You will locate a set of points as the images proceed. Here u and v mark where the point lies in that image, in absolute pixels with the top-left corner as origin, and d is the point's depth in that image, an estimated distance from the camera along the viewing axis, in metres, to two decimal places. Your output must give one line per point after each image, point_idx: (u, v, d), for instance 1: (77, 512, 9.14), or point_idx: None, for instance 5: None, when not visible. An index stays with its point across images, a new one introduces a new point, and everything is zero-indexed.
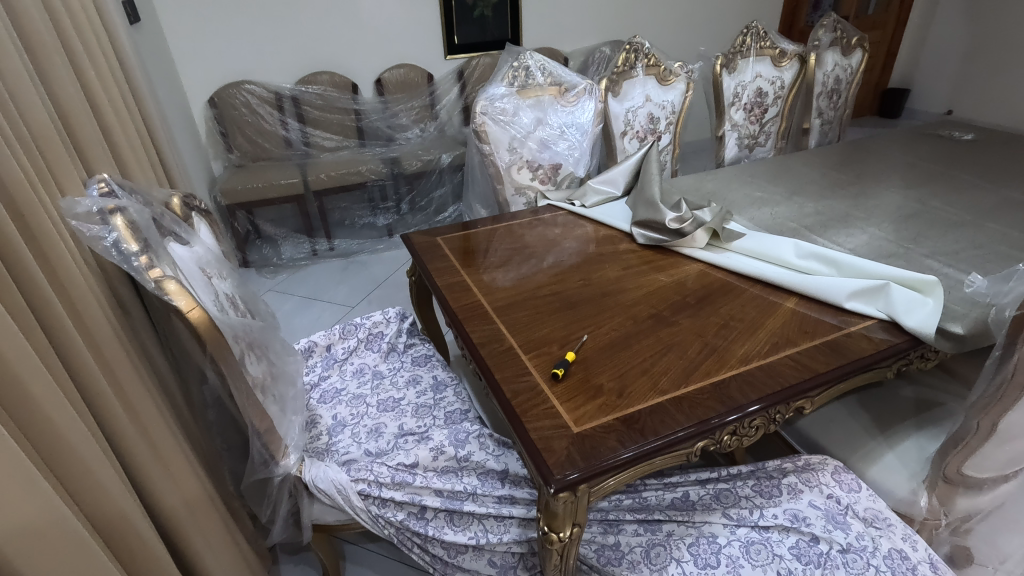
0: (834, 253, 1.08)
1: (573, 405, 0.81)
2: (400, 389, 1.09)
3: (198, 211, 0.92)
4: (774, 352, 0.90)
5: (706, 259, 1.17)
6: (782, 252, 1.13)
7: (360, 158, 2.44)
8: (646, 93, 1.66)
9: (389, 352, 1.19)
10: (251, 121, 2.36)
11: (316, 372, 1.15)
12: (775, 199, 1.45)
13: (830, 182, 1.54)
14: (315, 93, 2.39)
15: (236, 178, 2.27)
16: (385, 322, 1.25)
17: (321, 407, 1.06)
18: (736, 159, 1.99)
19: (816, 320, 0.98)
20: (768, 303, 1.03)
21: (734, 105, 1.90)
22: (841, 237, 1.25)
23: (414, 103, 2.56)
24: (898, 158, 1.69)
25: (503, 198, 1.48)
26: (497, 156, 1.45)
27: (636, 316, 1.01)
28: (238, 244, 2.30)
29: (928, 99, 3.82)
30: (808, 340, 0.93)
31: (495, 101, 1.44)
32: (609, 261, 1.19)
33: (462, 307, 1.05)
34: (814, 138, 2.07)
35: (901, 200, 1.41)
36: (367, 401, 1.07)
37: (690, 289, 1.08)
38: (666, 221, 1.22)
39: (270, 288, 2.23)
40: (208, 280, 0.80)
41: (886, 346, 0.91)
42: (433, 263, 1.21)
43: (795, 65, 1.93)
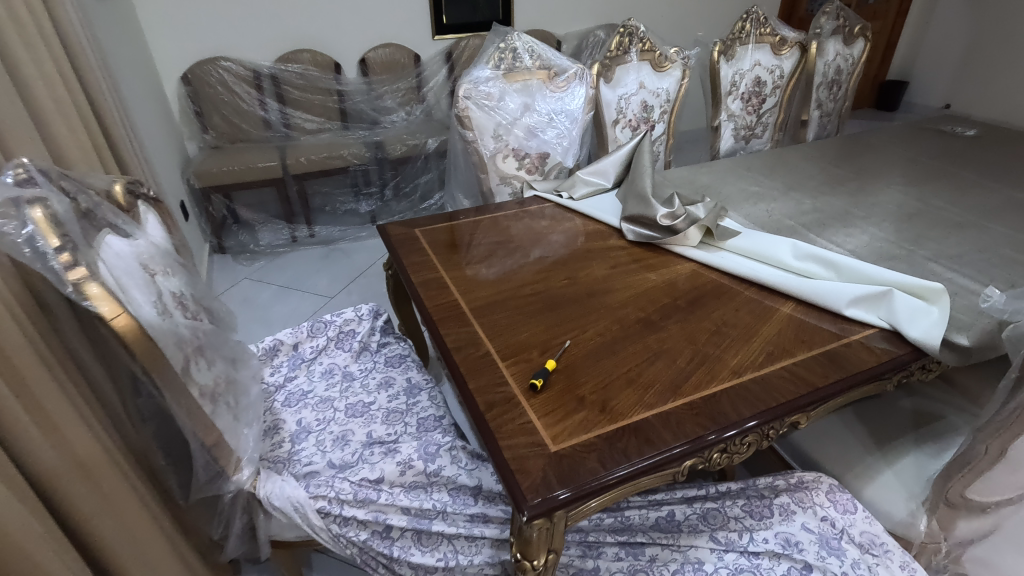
0: (834, 255, 1.02)
1: (553, 419, 0.75)
2: (371, 393, 1.03)
3: (146, 199, 0.84)
4: (769, 363, 0.84)
5: (699, 258, 1.10)
6: (779, 253, 1.06)
7: (342, 141, 2.35)
8: (640, 80, 1.58)
9: (361, 351, 1.12)
10: (227, 101, 2.25)
11: (282, 372, 1.08)
12: (772, 194, 1.38)
13: (829, 178, 1.47)
14: (295, 72, 2.28)
15: (212, 160, 2.17)
16: (357, 320, 1.16)
17: (285, 411, 1.00)
18: (731, 151, 1.93)
19: (814, 328, 0.92)
20: (764, 308, 0.97)
21: (731, 94, 1.82)
22: (840, 236, 1.19)
23: (400, 85, 2.46)
24: (899, 153, 1.62)
25: (488, 188, 1.41)
26: (481, 144, 1.37)
27: (623, 320, 0.94)
28: (213, 230, 2.22)
29: (925, 93, 3.76)
30: (806, 350, 0.87)
31: (479, 85, 1.35)
32: (597, 258, 1.12)
33: (438, 307, 0.98)
34: (812, 131, 2.00)
35: (902, 198, 1.35)
36: (335, 406, 1.00)
37: (681, 291, 1.02)
38: (658, 216, 1.15)
39: (246, 276, 2.15)
40: (151, 278, 0.72)
41: (888, 357, 0.85)
42: (410, 258, 1.13)
43: (795, 54, 1.85)
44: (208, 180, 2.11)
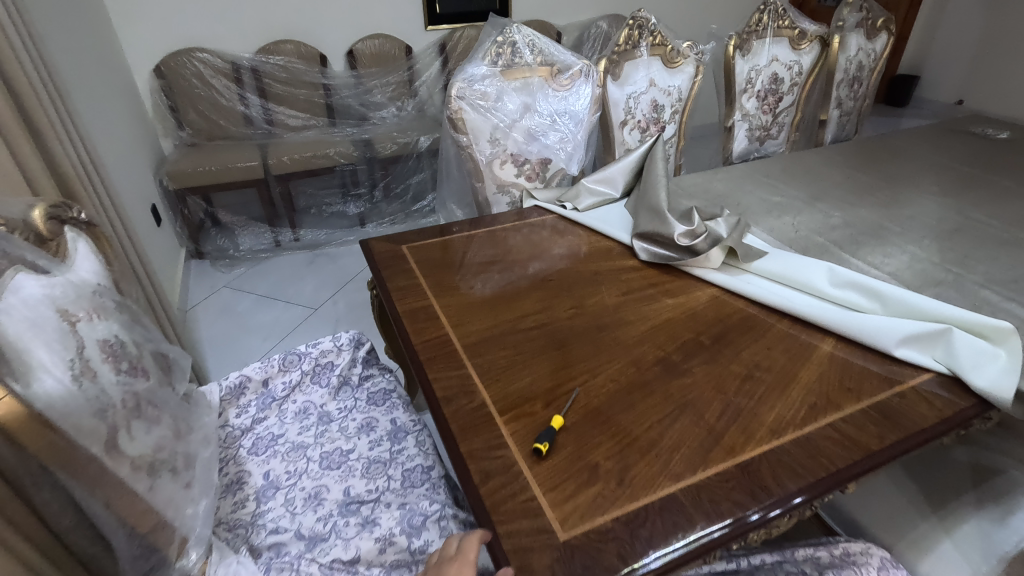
0: (878, 283, 0.89)
1: (561, 495, 0.62)
2: (350, 439, 0.91)
3: (74, 226, 0.71)
4: (812, 420, 0.72)
5: (722, 283, 0.97)
6: (814, 279, 0.94)
7: (328, 139, 2.20)
8: (650, 77, 1.45)
9: (340, 387, 1.00)
10: (204, 95, 2.10)
11: (249, 414, 0.94)
12: (797, 205, 1.25)
13: (857, 186, 1.34)
14: (277, 65, 2.13)
15: (187, 159, 2.02)
16: (336, 350, 1.03)
17: (251, 461, 0.88)
18: (745, 153, 1.80)
19: (860, 371, 0.79)
20: (800, 346, 0.84)
21: (746, 92, 1.69)
22: (877, 256, 1.06)
23: (390, 79, 2.31)
24: (930, 158, 1.49)
25: (484, 197, 1.28)
26: (477, 148, 1.24)
27: (640, 361, 0.81)
28: (191, 234, 2.08)
29: (937, 87, 3.63)
30: (855, 402, 0.74)
31: (474, 83, 1.21)
32: (607, 281, 0.99)
33: (426, 344, 0.85)
34: (830, 131, 1.87)
35: (940, 210, 1.22)
36: (309, 456, 0.88)
37: (704, 324, 0.89)
38: (676, 235, 1.02)
39: (225, 284, 2.01)
40: (70, 328, 0.58)
41: (952, 412, 0.73)
42: (396, 281, 1.00)
43: (815, 48, 1.71)
44: (183, 181, 1.96)
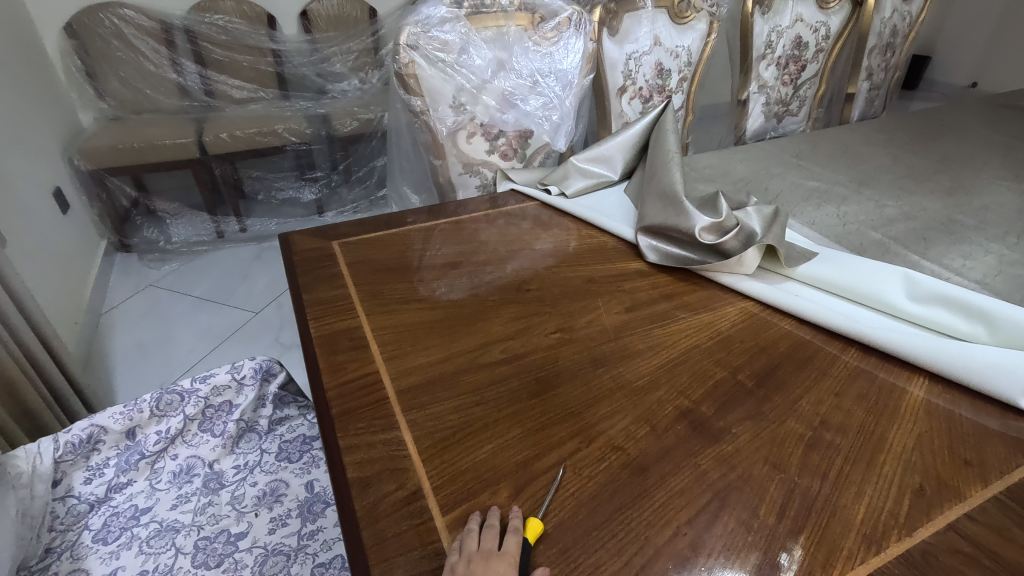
0: (980, 299, 0.64)
1: None
2: (243, 518, 0.65)
3: None
4: (923, 516, 0.47)
5: (760, 294, 0.72)
6: (887, 291, 0.69)
7: (278, 113, 1.90)
8: (654, 34, 1.18)
9: (240, 436, 0.73)
10: (126, 59, 1.79)
11: (104, 478, 0.67)
12: (839, 192, 1.00)
13: (909, 169, 1.09)
14: (215, 25, 1.84)
15: (107, 135, 1.72)
16: (235, 387, 0.75)
17: (93, 555, 0.61)
18: (760, 132, 1.54)
19: (974, 430, 0.55)
20: (881, 389, 0.59)
21: (765, 58, 1.43)
22: (955, 258, 0.81)
23: (352, 45, 1.97)
24: (988, 135, 1.25)
25: (446, 180, 1.01)
26: (435, 116, 0.97)
27: (654, 417, 0.55)
28: (113, 222, 1.79)
29: (950, 69, 3.40)
30: (979, 485, 0.49)
31: (432, 30, 0.91)
32: (606, 292, 0.73)
33: (344, 390, 0.59)
34: (858, 108, 1.62)
35: (1018, 200, 0.97)
36: (179, 547, 0.61)
37: (743, 355, 0.63)
38: (696, 230, 0.76)
39: (152, 283, 1.72)
40: None
41: None
42: (317, 292, 0.74)
43: (846, 8, 1.45)
44: (99, 160, 1.67)
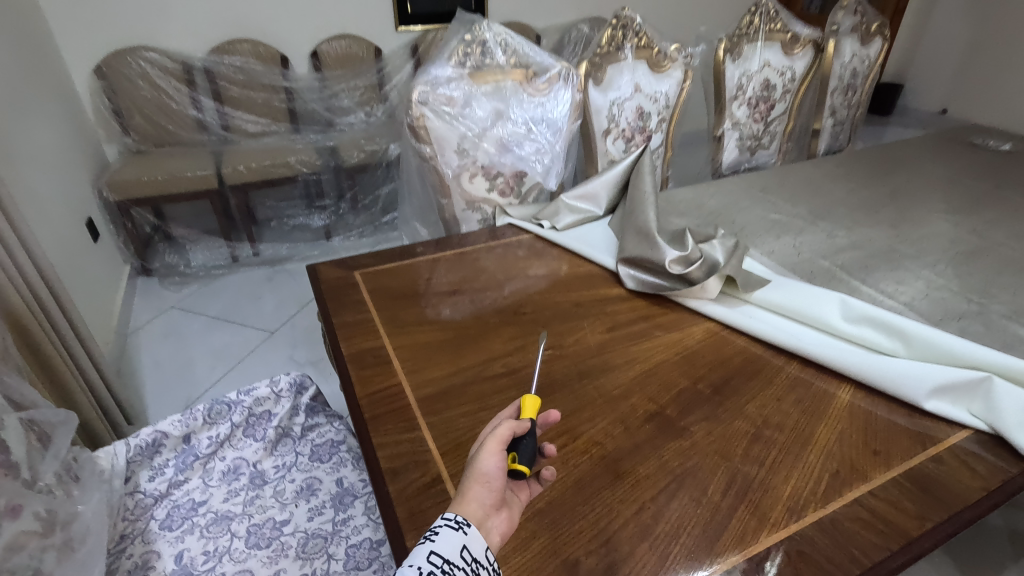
0: (900, 319, 0.77)
1: None
2: (286, 507, 0.77)
3: None
4: (836, 493, 0.59)
5: (720, 316, 0.85)
6: (826, 313, 0.82)
7: (290, 146, 2.05)
8: (635, 82, 1.33)
9: (278, 440, 0.85)
10: (150, 98, 1.95)
11: (165, 477, 0.79)
12: (797, 224, 1.14)
13: (860, 203, 1.23)
14: (234, 66, 2.01)
15: (132, 168, 1.85)
16: (274, 398, 0.87)
17: (162, 539, 0.72)
18: (735, 164, 1.69)
19: (886, 426, 0.68)
20: (815, 394, 0.72)
21: (737, 99, 1.58)
22: (890, 283, 0.95)
23: (358, 83, 2.19)
24: (934, 171, 1.39)
25: (451, 215, 1.14)
26: (442, 160, 1.11)
27: (629, 419, 0.68)
28: (137, 249, 1.91)
29: (921, 96, 3.60)
30: (884, 469, 0.62)
31: (439, 87, 1.06)
32: (591, 315, 0.86)
33: (374, 399, 0.71)
34: (824, 142, 1.78)
35: (952, 230, 1.11)
36: (233, 532, 0.74)
37: (704, 367, 0.76)
38: (667, 261, 0.90)
39: (173, 305, 1.84)
40: None
41: (999, 482, 0.61)
42: (345, 316, 0.86)
43: (809, 53, 1.61)
44: (126, 193, 1.80)
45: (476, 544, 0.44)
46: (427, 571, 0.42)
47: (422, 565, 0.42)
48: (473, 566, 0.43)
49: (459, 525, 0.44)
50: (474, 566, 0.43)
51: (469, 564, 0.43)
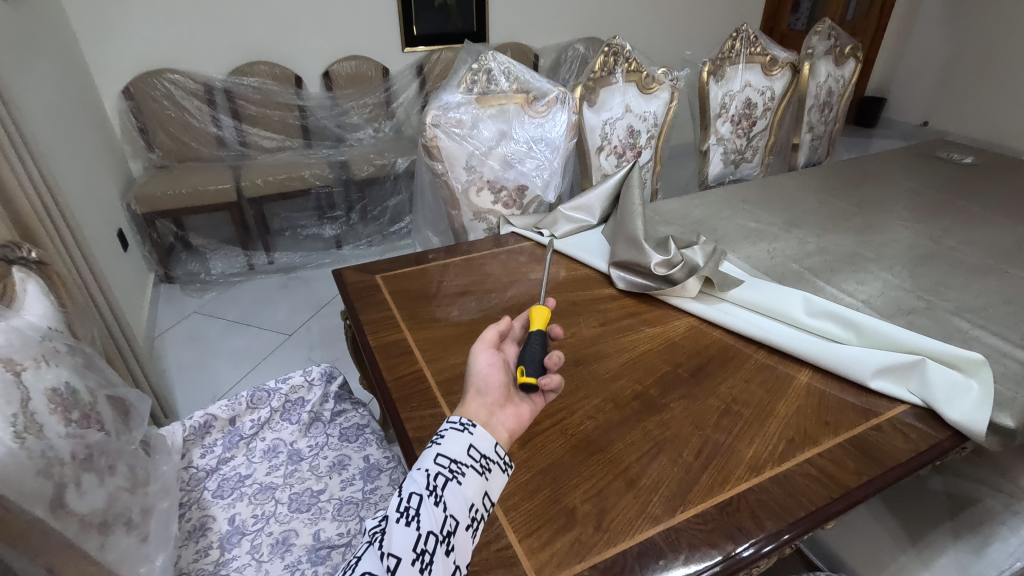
0: (854, 313, 0.89)
1: (537, 542, 0.61)
2: (321, 478, 0.88)
3: (23, 265, 0.67)
4: (791, 455, 0.71)
5: (699, 312, 0.97)
6: (791, 308, 0.94)
7: (303, 161, 2.17)
8: (625, 103, 1.46)
9: (312, 423, 0.97)
10: (175, 116, 2.21)
11: (215, 453, 0.91)
12: (772, 232, 1.26)
13: (831, 212, 1.35)
14: (251, 86, 2.26)
15: (157, 182, 1.98)
16: (307, 385, 1.00)
17: (216, 505, 0.84)
18: (720, 177, 1.81)
19: (837, 402, 0.79)
20: (778, 377, 0.84)
21: (720, 117, 1.71)
22: (852, 284, 1.07)
23: (366, 101, 2.46)
24: (901, 183, 1.51)
25: (460, 225, 1.27)
26: (452, 176, 1.23)
27: (618, 397, 0.80)
28: (160, 258, 2.03)
29: (903, 109, 3.81)
30: (833, 436, 0.74)
31: (449, 111, 1.19)
32: (586, 312, 0.98)
33: (400, 382, 0.83)
34: (804, 155, 1.91)
35: (912, 237, 1.23)
36: (277, 499, 0.85)
37: (683, 355, 0.88)
38: (652, 264, 1.01)
39: (195, 309, 1.96)
40: (15, 379, 0.55)
41: (927, 445, 0.73)
42: (369, 314, 0.98)
43: (787, 74, 1.74)
44: (152, 205, 1.92)
45: (481, 441, 0.55)
46: (437, 468, 0.52)
47: (430, 464, 0.52)
48: (481, 459, 0.54)
49: (464, 426, 0.55)
50: (482, 458, 0.54)
51: (476, 459, 0.54)
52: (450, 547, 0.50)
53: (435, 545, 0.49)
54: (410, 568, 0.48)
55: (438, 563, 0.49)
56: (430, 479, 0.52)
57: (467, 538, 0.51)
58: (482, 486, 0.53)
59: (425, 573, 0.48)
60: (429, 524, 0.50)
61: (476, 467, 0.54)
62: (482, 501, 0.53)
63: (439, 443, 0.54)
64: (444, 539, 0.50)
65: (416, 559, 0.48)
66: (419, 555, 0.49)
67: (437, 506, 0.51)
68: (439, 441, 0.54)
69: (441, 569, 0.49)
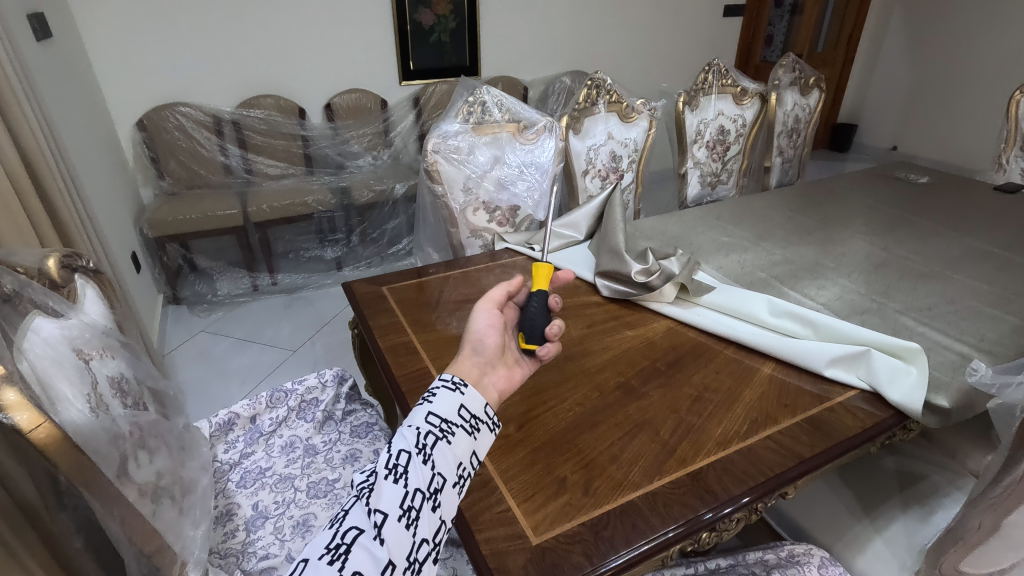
0: (812, 312, 1.00)
1: (533, 505, 0.70)
2: (336, 469, 0.97)
3: (83, 271, 0.77)
4: (754, 433, 0.81)
5: (675, 314, 1.08)
6: (757, 310, 1.05)
7: (307, 187, 2.29)
8: (608, 131, 1.59)
9: (325, 421, 1.06)
10: (185, 146, 2.36)
11: (237, 449, 1.00)
12: (743, 245, 1.38)
13: (797, 227, 1.48)
14: (257, 118, 2.42)
15: (167, 208, 2.09)
16: (321, 386, 1.10)
17: (240, 494, 0.92)
18: (699, 198, 1.94)
19: (795, 389, 0.90)
20: (744, 368, 0.95)
21: (696, 142, 1.85)
22: (813, 289, 1.19)
23: (366, 130, 2.62)
24: (861, 201, 1.65)
25: (458, 242, 1.38)
26: (451, 197, 1.35)
27: (602, 387, 0.90)
28: (169, 280, 2.13)
29: (873, 133, 4.06)
30: (790, 416, 0.84)
31: (448, 138, 1.33)
32: (574, 316, 1.09)
33: (408, 377, 0.92)
34: (775, 177, 2.05)
35: (868, 248, 1.36)
36: (297, 487, 0.93)
37: (660, 351, 0.99)
38: (632, 273, 1.12)
39: (203, 328, 2.05)
40: (85, 365, 0.65)
41: (872, 422, 0.83)
42: (377, 319, 1.08)
43: (756, 104, 1.90)
44: (163, 229, 2.02)
45: (471, 402, 0.63)
46: (428, 428, 0.59)
47: (421, 423, 0.59)
48: (471, 420, 0.62)
49: (455, 386, 0.63)
50: (472, 419, 0.62)
51: (466, 419, 0.62)
52: (436, 503, 0.57)
53: (421, 502, 0.56)
54: (396, 523, 0.54)
55: (423, 519, 0.56)
56: (420, 437, 0.59)
57: (452, 494, 0.58)
58: (470, 446, 0.61)
59: (411, 527, 0.54)
60: (416, 482, 0.56)
61: (465, 428, 0.61)
62: (468, 459, 0.61)
63: (433, 402, 0.61)
64: (430, 496, 0.57)
65: (402, 516, 0.54)
66: (406, 511, 0.55)
67: (425, 465, 0.57)
68: (432, 400, 0.61)
69: (425, 524, 0.55)
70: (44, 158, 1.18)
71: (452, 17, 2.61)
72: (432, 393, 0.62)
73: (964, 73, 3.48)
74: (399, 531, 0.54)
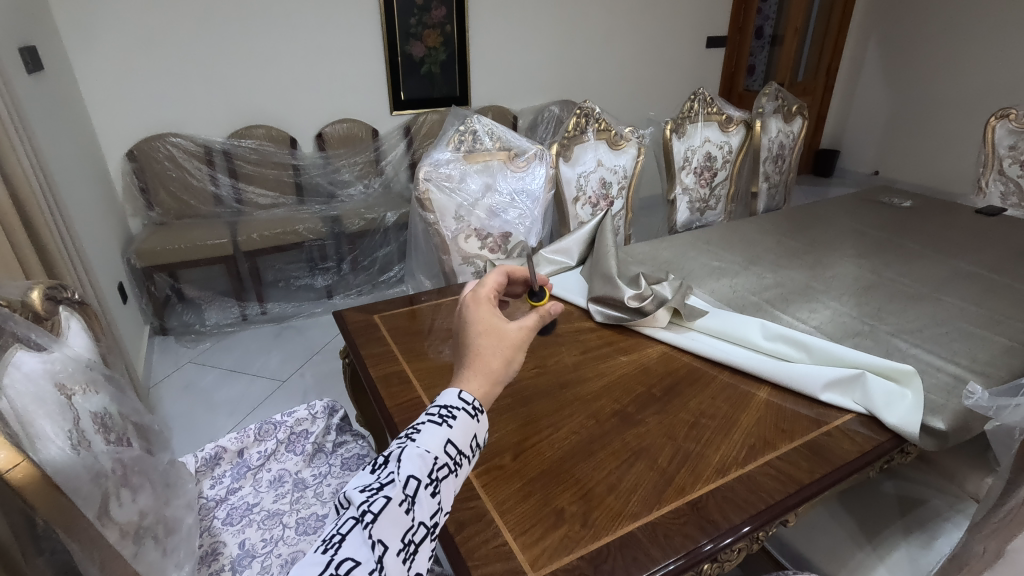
0: (804, 335, 1.01)
1: (531, 537, 0.68)
2: (325, 504, 0.94)
3: (68, 302, 0.75)
4: (752, 459, 0.80)
5: (669, 339, 1.07)
6: (751, 334, 1.04)
7: (297, 216, 2.29)
8: (597, 158, 1.61)
9: (314, 454, 1.03)
10: (176, 176, 2.36)
11: (223, 485, 0.97)
12: (733, 269, 1.39)
13: (786, 251, 1.50)
14: (248, 147, 2.43)
15: (157, 238, 2.08)
16: (311, 418, 1.08)
17: (226, 531, 0.89)
18: (688, 223, 1.96)
19: (793, 414, 0.89)
20: (740, 393, 0.94)
21: (684, 168, 1.88)
22: (805, 312, 1.19)
23: (357, 159, 2.63)
24: (849, 225, 1.67)
25: (450, 269, 1.37)
26: (443, 225, 1.35)
27: (598, 414, 0.89)
28: (155, 310, 2.11)
29: (856, 159, 4.14)
30: (788, 441, 0.83)
31: (439, 167, 1.34)
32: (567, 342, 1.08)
33: (399, 407, 0.91)
34: (762, 202, 2.09)
35: (857, 271, 1.37)
36: (285, 523, 0.90)
37: (655, 376, 0.98)
38: (625, 298, 1.13)
39: (190, 359, 2.01)
40: (67, 401, 0.64)
41: (871, 446, 0.83)
42: (370, 348, 1.07)
43: (741, 131, 1.94)
44: (150, 259, 2.01)
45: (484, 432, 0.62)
46: (444, 459, 0.58)
47: (440, 453, 0.57)
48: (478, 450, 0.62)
49: (475, 412, 0.61)
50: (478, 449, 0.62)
51: (474, 451, 0.61)
52: (434, 537, 0.56)
53: (422, 536, 0.54)
54: (395, 558, 0.52)
55: (420, 553, 0.54)
56: (434, 468, 0.56)
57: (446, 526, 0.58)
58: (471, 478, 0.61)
59: (408, 561, 0.53)
60: (422, 515, 0.55)
61: (470, 458, 0.61)
62: None
63: (452, 427, 0.59)
64: (431, 529, 0.55)
65: (401, 550, 0.52)
66: (405, 545, 0.53)
67: (432, 497, 0.56)
68: (452, 426, 0.59)
69: (420, 558, 0.54)
70: (34, 192, 1.18)
71: (442, 49, 2.67)
72: (452, 415, 0.60)
73: (942, 99, 3.58)
74: (396, 565, 0.52)
